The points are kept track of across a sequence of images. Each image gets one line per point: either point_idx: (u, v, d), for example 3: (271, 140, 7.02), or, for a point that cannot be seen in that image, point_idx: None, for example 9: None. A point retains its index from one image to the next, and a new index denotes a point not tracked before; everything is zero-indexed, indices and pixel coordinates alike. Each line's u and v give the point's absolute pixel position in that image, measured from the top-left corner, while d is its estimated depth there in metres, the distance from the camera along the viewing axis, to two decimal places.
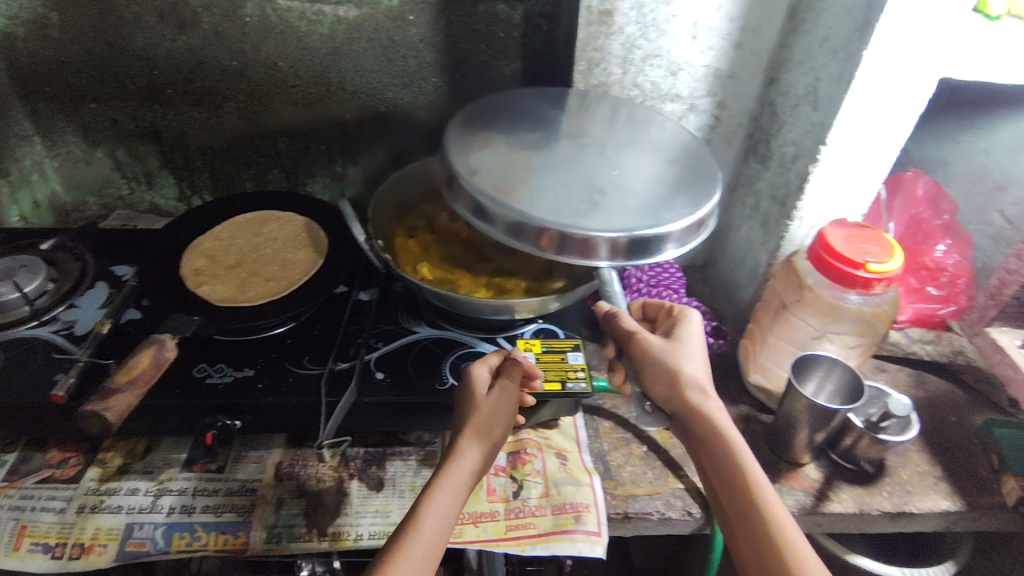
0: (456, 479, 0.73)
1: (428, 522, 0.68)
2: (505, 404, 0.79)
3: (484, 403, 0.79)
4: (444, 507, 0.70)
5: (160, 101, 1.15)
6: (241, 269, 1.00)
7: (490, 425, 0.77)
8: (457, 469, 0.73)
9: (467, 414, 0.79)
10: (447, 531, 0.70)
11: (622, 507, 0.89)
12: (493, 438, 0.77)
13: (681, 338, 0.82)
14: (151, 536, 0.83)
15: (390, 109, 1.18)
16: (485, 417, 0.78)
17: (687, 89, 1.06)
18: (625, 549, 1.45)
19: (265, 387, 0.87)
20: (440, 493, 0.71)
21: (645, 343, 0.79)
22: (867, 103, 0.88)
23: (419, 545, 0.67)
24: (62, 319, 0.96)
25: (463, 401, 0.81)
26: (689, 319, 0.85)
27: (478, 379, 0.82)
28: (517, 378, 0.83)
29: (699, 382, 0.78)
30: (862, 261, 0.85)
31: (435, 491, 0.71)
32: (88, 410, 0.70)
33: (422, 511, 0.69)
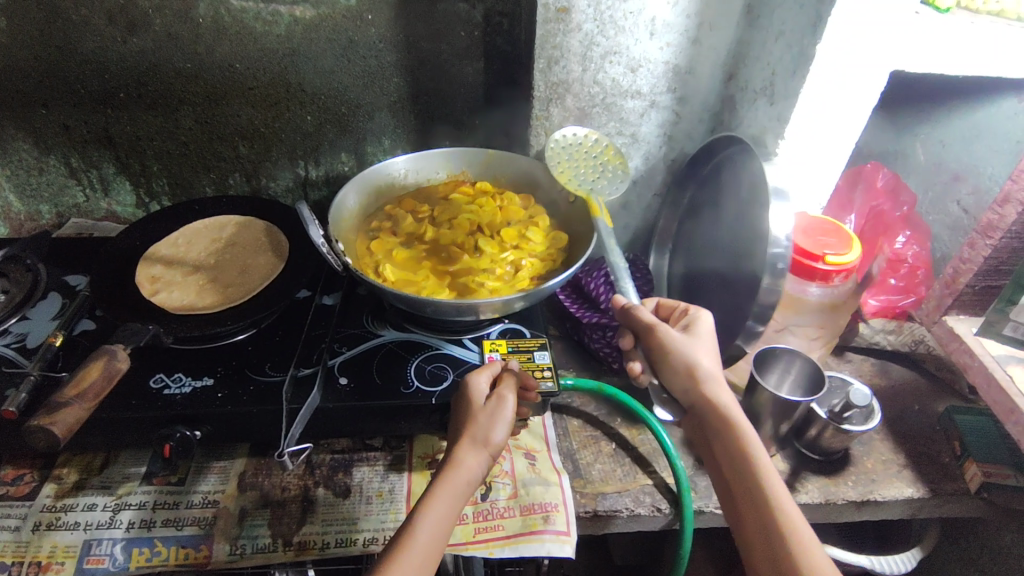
0: (452, 487, 0.72)
1: (425, 529, 0.68)
2: (503, 410, 0.79)
3: (482, 409, 0.79)
4: (442, 515, 0.70)
5: (113, 105, 1.12)
6: (200, 275, 0.98)
7: (488, 432, 0.77)
8: (454, 476, 0.73)
9: (465, 421, 0.79)
10: (443, 539, 0.69)
11: (591, 506, 0.89)
12: (495, 443, 0.77)
13: (699, 331, 0.84)
14: (109, 552, 0.81)
15: (352, 110, 1.17)
16: (483, 424, 0.78)
17: (648, 85, 1.04)
18: (603, 548, 1.45)
19: (226, 396, 0.85)
20: (437, 500, 0.71)
21: (661, 334, 0.81)
22: (820, 95, 0.90)
23: (415, 554, 0.66)
24: (14, 331, 0.93)
25: (463, 409, 0.81)
26: (703, 317, 0.86)
27: (476, 388, 0.82)
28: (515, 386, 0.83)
29: (713, 373, 0.78)
30: (820, 252, 0.86)
31: (432, 499, 0.71)
32: (34, 425, 0.67)
33: (419, 518, 0.69)
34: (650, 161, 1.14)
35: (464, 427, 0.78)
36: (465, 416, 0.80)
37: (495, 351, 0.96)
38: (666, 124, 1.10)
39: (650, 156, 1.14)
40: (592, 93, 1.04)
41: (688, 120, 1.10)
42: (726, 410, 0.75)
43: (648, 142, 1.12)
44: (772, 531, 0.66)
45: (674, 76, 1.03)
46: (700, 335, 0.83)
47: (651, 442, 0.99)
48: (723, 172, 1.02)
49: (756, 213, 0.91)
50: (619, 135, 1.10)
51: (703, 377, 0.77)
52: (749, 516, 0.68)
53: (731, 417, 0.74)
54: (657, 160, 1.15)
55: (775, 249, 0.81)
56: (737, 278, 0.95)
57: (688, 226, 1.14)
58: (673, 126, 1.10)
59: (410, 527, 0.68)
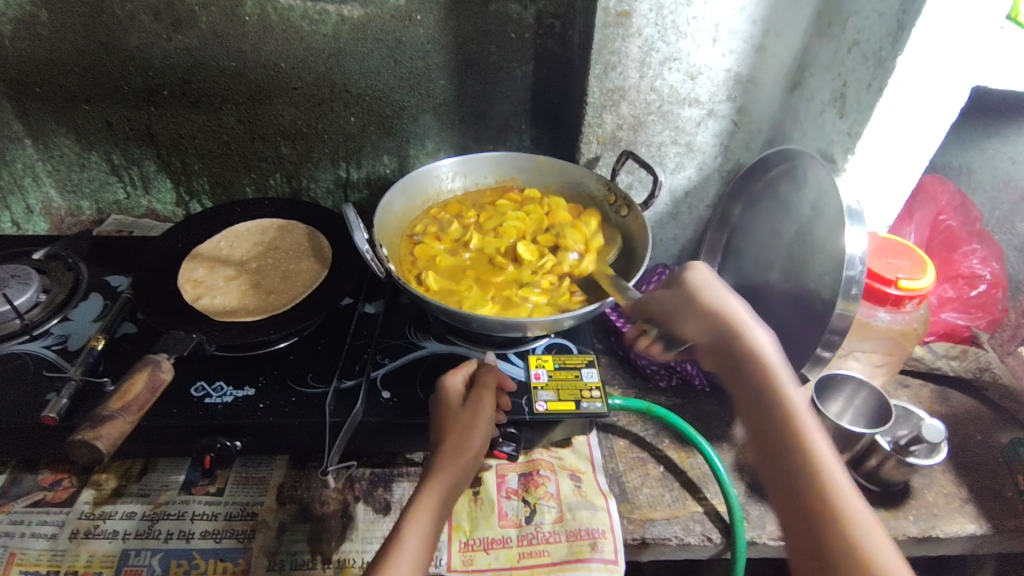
0: (440, 488, 0.71)
1: (414, 536, 0.66)
2: (479, 410, 0.79)
3: (462, 413, 0.78)
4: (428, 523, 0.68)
5: (157, 103, 1.10)
6: (242, 280, 0.96)
7: (469, 434, 0.76)
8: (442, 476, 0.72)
9: (445, 424, 0.78)
10: (431, 542, 0.67)
11: (639, 533, 0.86)
12: (478, 446, 0.76)
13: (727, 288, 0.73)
14: (148, 564, 0.79)
15: (396, 112, 1.14)
16: (462, 427, 0.77)
17: (706, 93, 0.99)
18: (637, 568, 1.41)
19: (267, 407, 0.83)
20: (426, 502, 0.69)
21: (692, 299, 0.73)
22: (899, 109, 0.85)
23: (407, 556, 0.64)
24: (55, 332, 0.92)
25: (446, 411, 0.79)
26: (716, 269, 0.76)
27: (450, 390, 0.82)
28: (490, 383, 0.83)
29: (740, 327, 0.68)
30: (893, 277, 0.82)
31: (418, 505, 0.69)
32: (79, 439, 0.65)
33: (406, 525, 0.67)
34: (704, 171, 1.10)
35: (445, 432, 0.77)
36: (447, 420, 0.78)
37: (541, 368, 0.92)
38: (724, 134, 1.05)
39: (704, 166, 1.09)
40: (648, 101, 0.99)
41: (747, 130, 1.05)
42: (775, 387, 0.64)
43: (703, 152, 1.07)
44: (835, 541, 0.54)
45: (735, 84, 0.99)
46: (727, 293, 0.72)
47: (701, 466, 0.95)
48: (781, 186, 0.98)
49: (819, 233, 0.86)
50: (674, 144, 1.05)
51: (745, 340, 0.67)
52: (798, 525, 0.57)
53: (775, 390, 0.63)
54: (711, 170, 1.10)
55: (848, 273, 0.77)
56: (799, 299, 0.90)
57: (740, 240, 1.09)
58: (730, 136, 1.06)
59: (397, 534, 0.66)
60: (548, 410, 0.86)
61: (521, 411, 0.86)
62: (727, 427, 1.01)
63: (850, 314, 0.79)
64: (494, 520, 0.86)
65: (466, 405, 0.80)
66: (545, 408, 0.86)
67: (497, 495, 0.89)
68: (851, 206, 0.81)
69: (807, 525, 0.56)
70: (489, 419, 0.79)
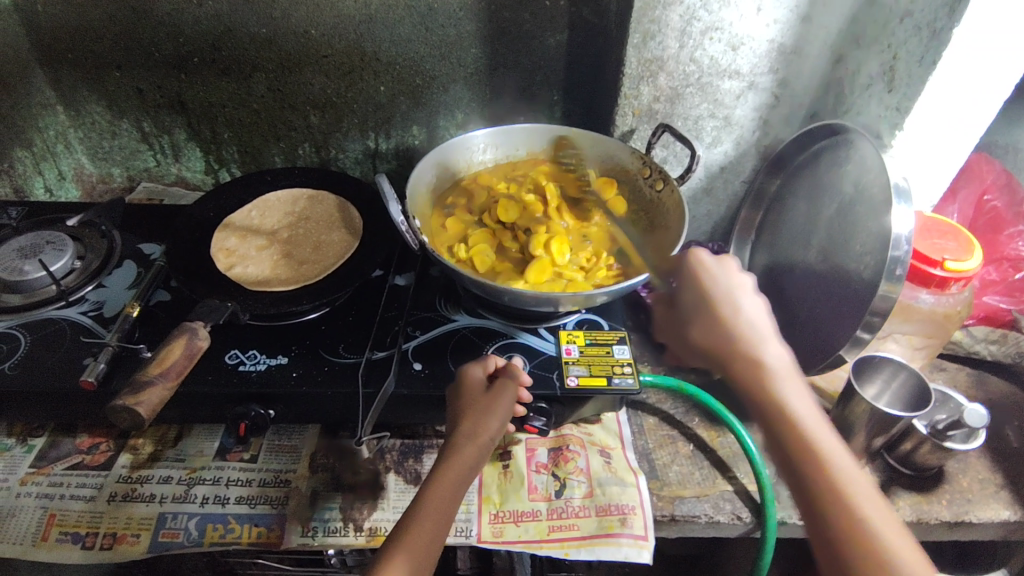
0: (453, 480, 0.70)
1: (422, 532, 0.66)
2: (496, 401, 0.77)
3: (481, 400, 0.77)
4: (436, 517, 0.67)
5: (187, 70, 1.09)
6: (274, 250, 0.96)
7: (482, 425, 0.74)
8: (452, 467, 0.71)
9: (462, 412, 0.76)
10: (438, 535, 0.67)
11: (668, 510, 0.86)
12: (490, 440, 0.75)
13: (729, 286, 0.78)
14: (184, 527, 0.80)
15: (427, 82, 1.12)
16: (478, 417, 0.75)
17: (748, 65, 0.96)
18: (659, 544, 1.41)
19: (301, 376, 0.84)
20: (436, 495, 0.69)
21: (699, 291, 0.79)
22: (951, 83, 0.82)
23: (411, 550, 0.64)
24: (90, 299, 0.93)
25: (459, 403, 0.78)
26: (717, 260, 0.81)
27: (472, 378, 0.80)
28: (513, 373, 0.80)
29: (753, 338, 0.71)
30: (938, 258, 0.80)
31: (429, 495, 0.69)
32: (120, 405, 0.66)
33: (415, 516, 0.67)
34: (741, 146, 1.07)
35: (460, 423, 0.76)
36: (461, 411, 0.77)
37: (572, 343, 0.92)
38: (764, 108, 1.02)
39: (741, 140, 1.06)
40: (687, 72, 0.96)
41: (788, 103, 1.02)
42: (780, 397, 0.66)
43: (741, 126, 1.04)
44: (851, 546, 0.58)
45: (778, 55, 0.95)
46: (731, 296, 0.76)
47: (732, 446, 0.95)
48: (823, 162, 0.95)
49: (864, 210, 0.84)
50: (712, 117, 1.02)
51: (754, 353, 0.70)
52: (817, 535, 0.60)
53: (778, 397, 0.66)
54: (748, 145, 1.07)
55: (893, 253, 0.75)
56: (840, 278, 0.88)
57: (776, 217, 1.06)
58: (770, 109, 1.02)
59: (407, 526, 0.66)
60: (580, 385, 0.86)
61: (552, 387, 0.86)
62: None
63: (893, 296, 0.77)
64: (524, 494, 0.86)
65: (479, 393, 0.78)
66: (577, 383, 0.86)
67: (527, 468, 0.89)
68: (898, 182, 0.78)
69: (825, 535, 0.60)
70: (506, 412, 0.77)
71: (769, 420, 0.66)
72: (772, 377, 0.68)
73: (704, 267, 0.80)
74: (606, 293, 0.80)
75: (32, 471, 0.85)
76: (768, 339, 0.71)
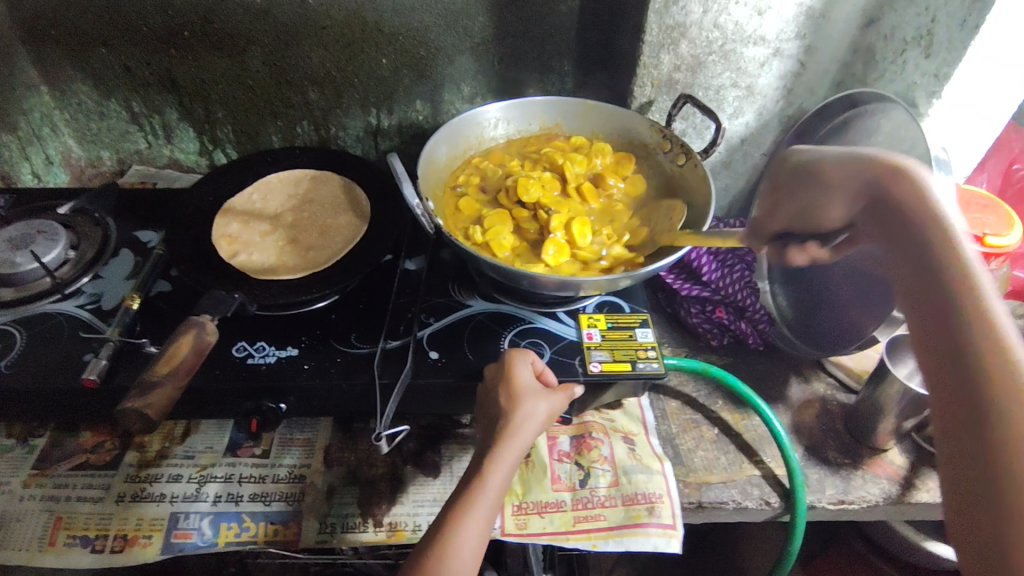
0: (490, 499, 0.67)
1: (462, 548, 0.64)
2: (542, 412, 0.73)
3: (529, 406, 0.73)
4: (476, 532, 0.65)
5: (177, 45, 1.03)
6: (278, 235, 0.91)
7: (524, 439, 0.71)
8: (493, 483, 0.68)
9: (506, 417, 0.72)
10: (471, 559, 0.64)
11: (695, 497, 0.83)
12: (525, 451, 0.72)
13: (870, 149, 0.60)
14: (197, 527, 0.78)
15: (431, 53, 1.06)
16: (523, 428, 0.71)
17: (774, 30, 0.91)
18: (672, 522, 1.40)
19: (313, 368, 0.80)
20: (474, 516, 0.66)
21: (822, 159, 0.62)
22: (993, 47, 0.77)
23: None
24: (87, 291, 0.88)
25: (497, 404, 0.74)
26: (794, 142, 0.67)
27: (520, 378, 0.76)
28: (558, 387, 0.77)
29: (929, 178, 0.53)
30: (979, 233, 0.77)
31: (468, 513, 0.66)
32: (126, 407, 0.61)
33: (453, 537, 0.64)
34: (763, 117, 1.02)
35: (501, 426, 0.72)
36: (499, 417, 0.73)
37: (593, 327, 0.88)
38: (789, 76, 0.97)
39: (763, 111, 1.02)
40: (710, 39, 0.91)
41: (814, 71, 0.97)
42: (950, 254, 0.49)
43: (764, 96, 0.99)
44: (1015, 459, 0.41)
45: (806, 19, 0.90)
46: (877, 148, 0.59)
47: (757, 428, 0.92)
48: (852, 133, 0.91)
49: None
50: (734, 87, 0.98)
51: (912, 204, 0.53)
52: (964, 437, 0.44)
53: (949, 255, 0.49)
54: (771, 116, 1.03)
55: None
56: None
57: None
58: (794, 78, 0.98)
59: (444, 543, 0.64)
60: (603, 371, 0.82)
61: (575, 372, 0.82)
62: (783, 387, 0.97)
63: None
64: (547, 484, 0.84)
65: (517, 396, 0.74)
66: (600, 369, 0.83)
67: (549, 458, 0.86)
68: (938, 153, 0.74)
69: (986, 425, 0.43)
70: (544, 420, 0.74)
71: (928, 281, 0.49)
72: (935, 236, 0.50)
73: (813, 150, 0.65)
74: (625, 280, 0.76)
75: (35, 473, 0.82)
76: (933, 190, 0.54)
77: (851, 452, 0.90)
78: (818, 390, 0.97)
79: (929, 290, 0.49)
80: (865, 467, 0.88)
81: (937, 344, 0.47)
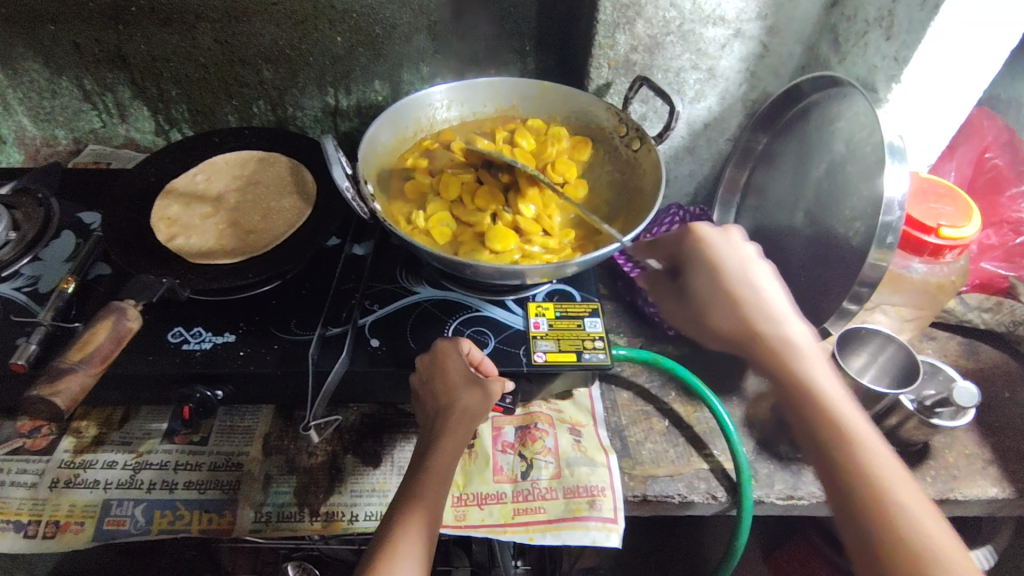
0: (436, 481, 0.68)
1: (411, 531, 0.64)
2: (480, 404, 0.73)
3: (456, 406, 0.72)
4: (422, 517, 0.65)
5: (125, 21, 1.00)
6: (219, 218, 0.89)
7: (458, 437, 0.72)
8: (434, 469, 0.69)
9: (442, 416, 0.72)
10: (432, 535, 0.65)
11: (640, 490, 0.82)
12: (465, 440, 0.72)
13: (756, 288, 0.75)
14: (130, 514, 0.77)
15: (387, 31, 1.03)
16: (455, 431, 0.72)
17: (734, 10, 0.87)
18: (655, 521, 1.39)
19: (248, 355, 0.78)
20: (425, 496, 0.67)
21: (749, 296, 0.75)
22: (952, 29, 0.75)
23: (409, 546, 0.63)
24: (25, 273, 0.87)
25: (433, 397, 0.74)
26: (729, 232, 0.81)
27: (452, 370, 0.75)
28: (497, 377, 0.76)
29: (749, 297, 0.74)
30: (933, 224, 0.74)
31: (420, 491, 0.67)
32: (36, 396, 0.61)
33: (409, 510, 0.65)
34: (726, 100, 0.99)
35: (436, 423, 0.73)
36: (438, 412, 0.73)
37: (541, 317, 0.86)
38: (751, 58, 0.94)
39: (726, 94, 0.98)
40: (667, 19, 0.88)
41: (778, 54, 0.94)
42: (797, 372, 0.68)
43: (726, 78, 0.96)
44: (869, 510, 0.59)
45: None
46: (743, 273, 0.76)
47: (709, 421, 0.90)
48: (812, 119, 0.88)
49: (856, 170, 0.78)
50: (694, 69, 0.94)
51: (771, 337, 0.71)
52: (836, 493, 0.61)
53: (789, 353, 0.69)
54: (735, 99, 0.99)
55: (885, 219, 0.69)
56: (826, 246, 0.82)
57: (763, 177, 0.99)
58: (757, 60, 0.94)
59: (403, 519, 0.65)
60: (547, 361, 0.80)
61: (518, 363, 0.80)
62: (738, 379, 0.95)
63: (883, 265, 0.71)
64: (488, 475, 0.82)
65: (451, 386, 0.74)
66: (544, 359, 0.80)
67: (492, 448, 0.85)
68: (892, 142, 0.72)
69: (828, 469, 0.63)
70: (482, 413, 0.74)
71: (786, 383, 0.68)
72: (793, 349, 0.70)
73: (736, 276, 0.77)
74: (571, 268, 0.74)
75: None
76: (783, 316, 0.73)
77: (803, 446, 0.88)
78: None
79: (795, 400, 0.67)
80: None
81: (803, 428, 0.66)
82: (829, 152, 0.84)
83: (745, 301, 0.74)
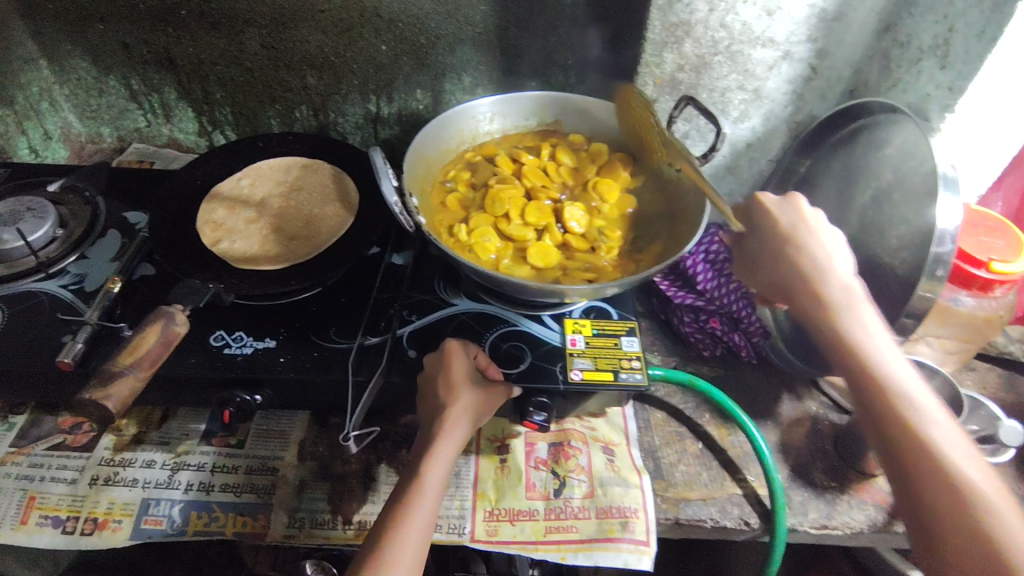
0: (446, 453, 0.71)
1: (407, 547, 0.63)
2: (480, 406, 0.74)
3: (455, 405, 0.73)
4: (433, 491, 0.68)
5: (174, 24, 1.02)
6: (263, 223, 0.90)
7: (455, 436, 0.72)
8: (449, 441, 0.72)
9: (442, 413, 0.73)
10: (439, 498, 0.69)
11: (672, 513, 0.81)
12: (460, 440, 0.73)
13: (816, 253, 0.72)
14: (168, 514, 0.78)
15: (431, 41, 1.03)
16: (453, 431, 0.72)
17: (784, 32, 0.86)
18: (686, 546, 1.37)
19: (287, 362, 0.79)
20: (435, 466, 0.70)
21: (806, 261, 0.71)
22: (1012, 60, 0.73)
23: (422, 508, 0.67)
24: (72, 271, 0.88)
25: (437, 394, 0.74)
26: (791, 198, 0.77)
27: (458, 368, 0.76)
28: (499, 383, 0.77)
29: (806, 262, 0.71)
30: (984, 258, 0.73)
31: (433, 456, 0.71)
32: (86, 398, 0.63)
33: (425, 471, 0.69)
34: (771, 121, 0.98)
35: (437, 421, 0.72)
36: (439, 409, 0.73)
37: (577, 333, 0.85)
38: (798, 80, 0.93)
39: (771, 115, 0.97)
40: (716, 39, 0.87)
41: (825, 77, 0.93)
42: (846, 334, 0.65)
43: (772, 100, 0.95)
44: (924, 480, 0.57)
45: (819, 21, 0.86)
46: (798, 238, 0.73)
47: (743, 445, 0.90)
48: (859, 145, 0.87)
49: (905, 199, 0.77)
50: (740, 89, 0.94)
51: (823, 300, 0.68)
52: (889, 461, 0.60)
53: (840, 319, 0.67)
54: (779, 120, 0.99)
55: (937, 250, 0.67)
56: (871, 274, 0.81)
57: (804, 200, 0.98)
58: (804, 83, 0.93)
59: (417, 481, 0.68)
60: (584, 379, 0.80)
61: (555, 380, 0.80)
62: (773, 404, 0.94)
63: (931, 298, 0.70)
64: (521, 491, 0.82)
65: (455, 386, 0.74)
66: (580, 377, 0.80)
67: (525, 464, 0.85)
68: (946, 171, 0.70)
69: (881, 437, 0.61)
70: (479, 413, 0.75)
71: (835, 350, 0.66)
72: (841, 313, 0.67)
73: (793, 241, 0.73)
74: (608, 290, 0.73)
75: (12, 451, 0.82)
76: (837, 278, 0.69)
77: (838, 475, 0.87)
78: (809, 409, 0.94)
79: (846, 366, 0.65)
80: (851, 491, 0.85)
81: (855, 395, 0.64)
82: (877, 179, 0.83)
83: (800, 267, 0.71)
